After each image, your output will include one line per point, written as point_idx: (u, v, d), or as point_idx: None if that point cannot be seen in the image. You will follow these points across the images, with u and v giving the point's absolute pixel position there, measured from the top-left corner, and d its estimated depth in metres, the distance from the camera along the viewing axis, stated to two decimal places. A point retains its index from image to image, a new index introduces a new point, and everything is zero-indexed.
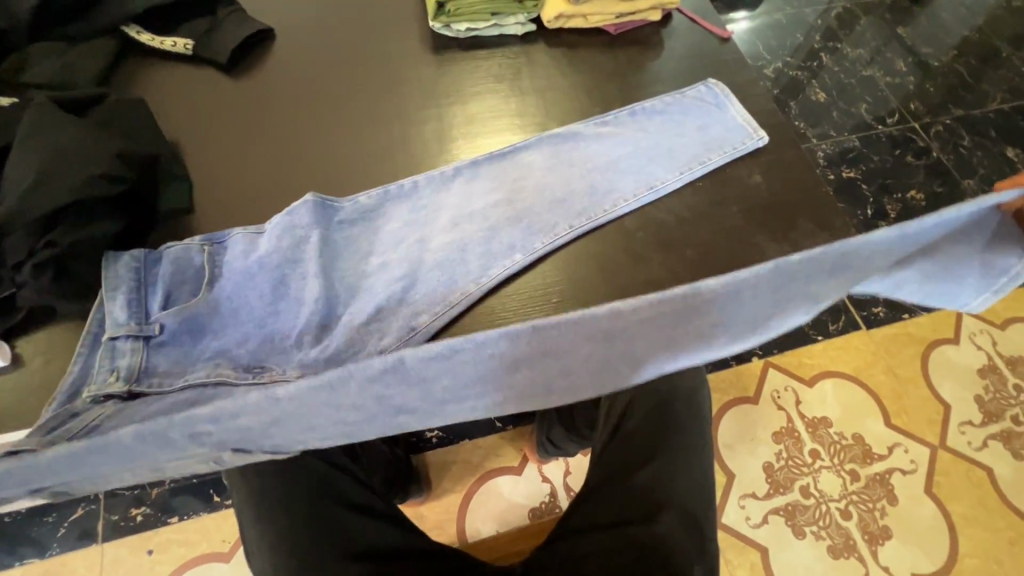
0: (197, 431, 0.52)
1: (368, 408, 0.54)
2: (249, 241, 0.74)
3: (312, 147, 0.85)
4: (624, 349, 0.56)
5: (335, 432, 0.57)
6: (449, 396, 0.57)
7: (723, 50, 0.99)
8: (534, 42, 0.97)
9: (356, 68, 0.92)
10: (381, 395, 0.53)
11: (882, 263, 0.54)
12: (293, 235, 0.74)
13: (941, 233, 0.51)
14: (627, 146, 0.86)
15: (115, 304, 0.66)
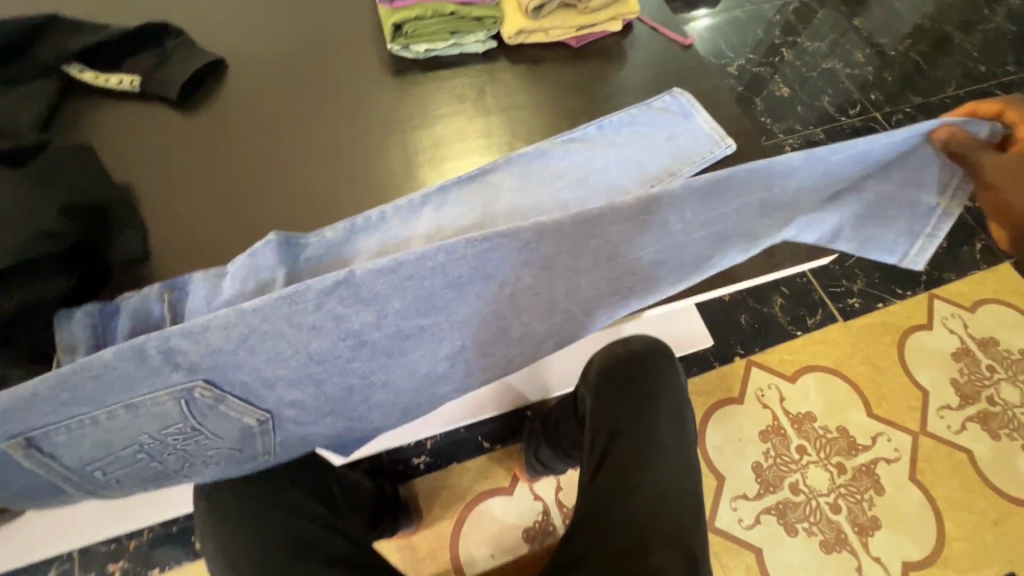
0: (173, 349, 0.58)
1: (325, 331, 0.61)
2: (210, 286, 0.69)
3: (275, 184, 0.82)
4: (579, 270, 0.67)
5: (299, 364, 0.63)
6: (408, 326, 0.64)
7: (686, 58, 0.99)
8: (497, 59, 0.95)
9: (314, 97, 0.89)
10: (341, 316, 0.61)
11: (814, 200, 0.66)
12: (257, 279, 0.67)
13: (862, 167, 0.63)
14: (599, 160, 0.84)
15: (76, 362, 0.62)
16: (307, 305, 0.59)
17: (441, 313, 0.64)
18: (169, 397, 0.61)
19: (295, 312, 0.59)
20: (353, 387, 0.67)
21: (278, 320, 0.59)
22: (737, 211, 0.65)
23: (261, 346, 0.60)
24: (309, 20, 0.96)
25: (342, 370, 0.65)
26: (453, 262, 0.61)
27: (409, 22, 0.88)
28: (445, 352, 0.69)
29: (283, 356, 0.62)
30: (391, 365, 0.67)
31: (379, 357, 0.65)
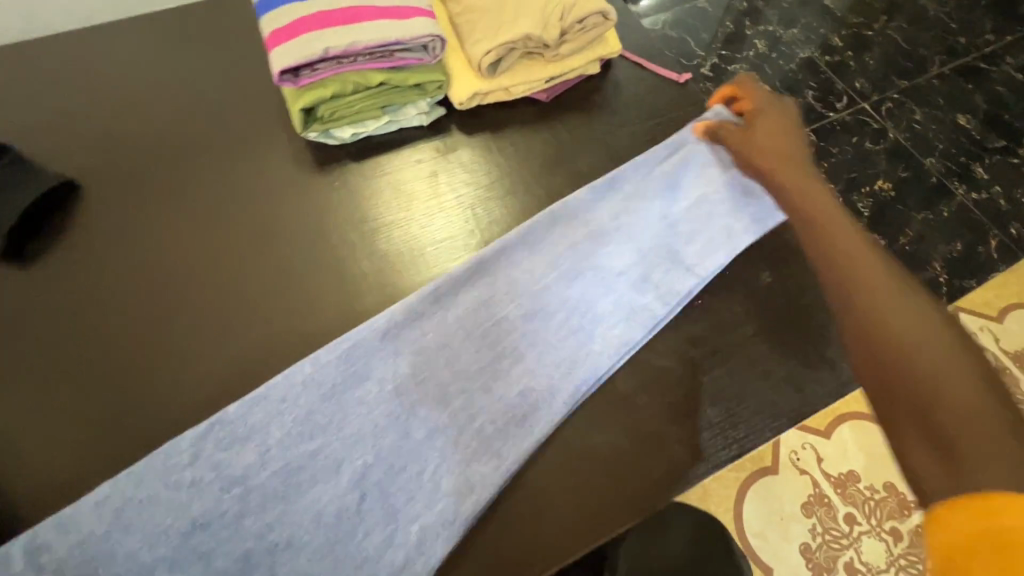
0: (38, 546, 0.49)
1: (206, 486, 0.53)
2: (62, 534, 0.49)
3: (164, 357, 0.58)
4: (477, 346, 0.61)
5: (177, 541, 0.51)
6: (304, 462, 0.55)
7: (683, 100, 0.79)
8: (448, 131, 0.74)
9: (210, 218, 0.66)
10: (220, 462, 0.54)
11: (652, 207, 0.70)
12: (126, 487, 0.51)
13: (664, 174, 0.71)
14: (552, 243, 0.67)
15: None
16: (183, 456, 0.53)
17: (328, 430, 0.57)
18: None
19: (171, 467, 0.53)
20: (250, 556, 0.51)
21: (152, 482, 0.52)
22: (574, 253, 0.67)
23: (138, 521, 0.51)
24: (194, 107, 0.72)
25: (234, 532, 0.52)
26: (322, 369, 0.58)
27: (324, 104, 0.66)
28: (347, 478, 0.55)
29: (164, 530, 0.51)
30: (286, 514, 0.53)
31: (269, 506, 0.53)
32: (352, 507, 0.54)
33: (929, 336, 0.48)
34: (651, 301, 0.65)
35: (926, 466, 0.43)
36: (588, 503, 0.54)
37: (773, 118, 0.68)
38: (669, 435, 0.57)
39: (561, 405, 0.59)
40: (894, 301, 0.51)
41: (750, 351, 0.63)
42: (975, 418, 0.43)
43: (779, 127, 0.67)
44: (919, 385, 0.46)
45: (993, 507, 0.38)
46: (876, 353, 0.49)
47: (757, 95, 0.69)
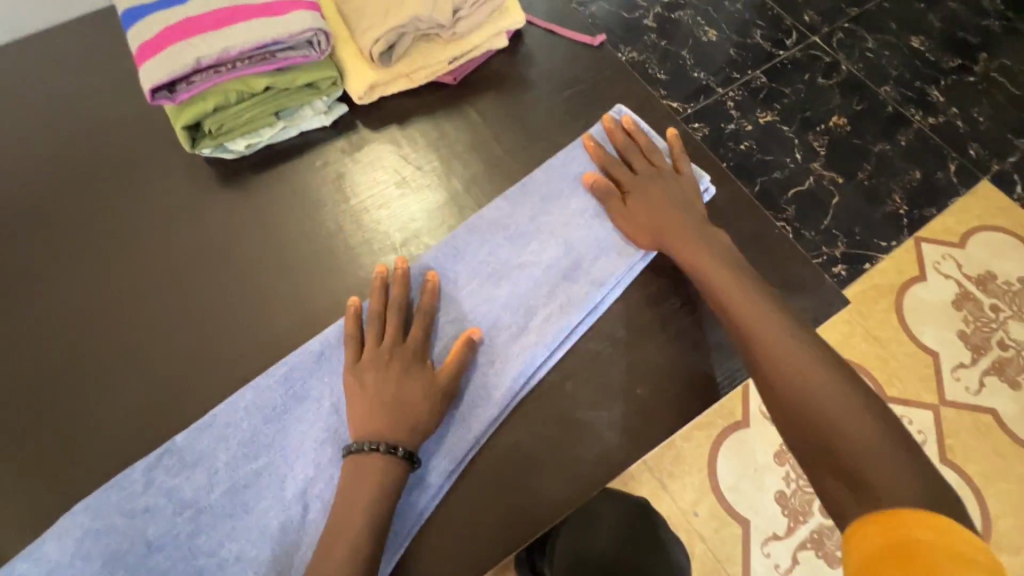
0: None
1: (159, 510, 0.50)
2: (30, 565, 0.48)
3: (78, 404, 0.56)
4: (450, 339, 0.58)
5: (133, 564, 0.49)
6: (246, 482, 0.51)
7: (598, 64, 0.75)
8: (354, 128, 0.70)
9: (108, 253, 0.63)
10: (170, 488, 0.51)
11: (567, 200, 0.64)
12: (88, 519, 0.50)
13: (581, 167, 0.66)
14: (493, 235, 0.63)
15: None
16: (135, 484, 0.51)
17: (270, 449, 0.52)
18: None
19: (125, 496, 0.50)
20: (203, 570, 0.49)
21: (108, 512, 0.50)
22: (511, 244, 0.62)
23: (97, 547, 0.49)
24: (79, 135, 0.68)
25: (184, 551, 0.49)
26: (262, 393, 0.54)
27: (208, 118, 0.63)
28: (290, 492, 0.51)
29: (121, 554, 0.49)
30: (233, 531, 0.49)
31: (218, 524, 0.50)
32: (294, 520, 0.50)
33: (823, 380, 0.51)
34: (582, 289, 0.60)
35: (840, 496, 0.46)
36: (524, 494, 0.53)
37: (650, 174, 0.64)
38: (599, 420, 0.56)
39: (497, 400, 0.55)
40: (795, 359, 0.52)
41: (679, 324, 0.59)
42: (875, 444, 0.47)
43: (654, 184, 0.63)
44: (824, 428, 0.48)
45: (902, 521, 0.41)
46: (802, 413, 0.50)
47: (632, 153, 0.66)
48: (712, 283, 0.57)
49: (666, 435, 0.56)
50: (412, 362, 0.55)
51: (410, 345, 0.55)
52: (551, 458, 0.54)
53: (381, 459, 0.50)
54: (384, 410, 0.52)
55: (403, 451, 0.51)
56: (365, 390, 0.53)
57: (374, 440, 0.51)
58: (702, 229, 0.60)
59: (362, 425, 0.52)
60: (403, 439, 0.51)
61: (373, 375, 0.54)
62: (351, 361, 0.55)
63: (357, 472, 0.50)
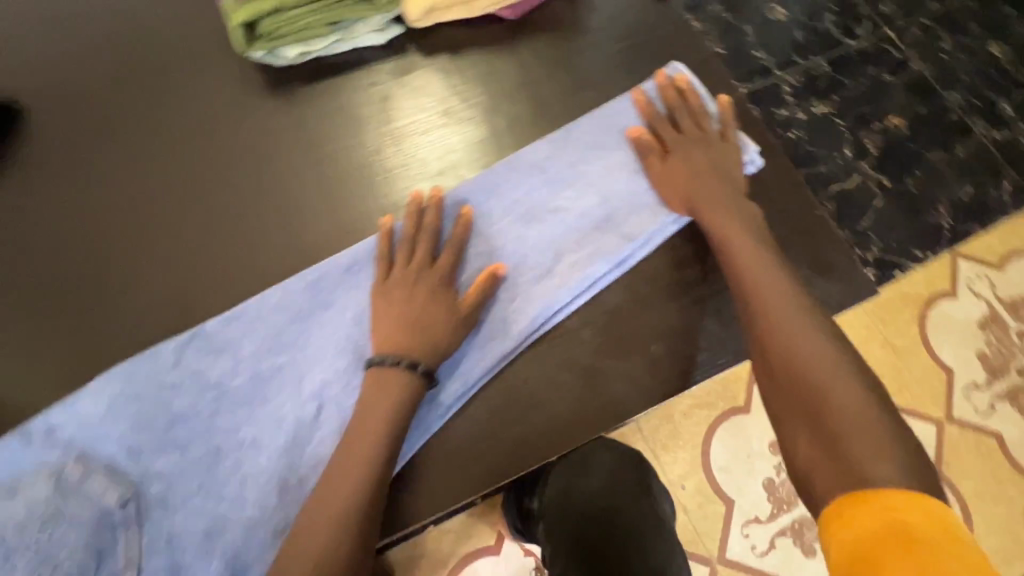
0: (51, 427, 0.49)
1: (186, 387, 0.52)
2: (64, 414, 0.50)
3: (115, 283, 0.59)
4: (472, 272, 0.58)
5: (156, 431, 0.50)
6: (268, 375, 0.53)
7: (661, 17, 0.72)
8: (404, 52, 0.69)
9: (153, 143, 0.64)
10: (197, 368, 0.52)
11: (610, 151, 0.64)
12: (119, 383, 0.51)
13: (629, 120, 0.65)
14: (532, 176, 0.62)
15: None
16: (165, 359, 0.52)
17: (294, 348, 0.54)
18: (43, 479, 0.46)
19: (155, 369, 0.52)
20: (220, 449, 0.50)
21: (139, 381, 0.51)
22: (548, 188, 0.62)
23: (126, 410, 0.50)
24: (135, 24, 0.68)
25: (204, 428, 0.51)
26: (289, 295, 0.55)
27: (266, 18, 0.63)
28: (308, 390, 0.53)
29: (146, 422, 0.50)
30: (252, 417, 0.51)
31: (238, 410, 0.52)
32: (309, 417, 0.52)
33: (823, 355, 0.49)
34: (613, 241, 0.60)
35: (815, 469, 0.46)
36: (526, 428, 0.54)
37: (695, 137, 0.62)
38: (610, 369, 0.56)
39: (513, 335, 0.56)
40: (800, 335, 0.50)
41: (702, 291, 0.59)
42: (862, 419, 0.46)
43: (694, 149, 0.61)
44: (813, 394, 0.48)
45: (891, 503, 0.41)
46: (796, 386, 0.49)
47: (680, 113, 0.63)
48: (732, 250, 0.56)
49: (672, 394, 0.57)
50: (439, 287, 0.56)
51: (438, 271, 0.56)
52: (557, 399, 0.55)
53: (401, 374, 0.51)
54: (408, 328, 0.54)
55: (422, 368, 0.52)
56: (390, 306, 0.55)
57: (395, 355, 0.52)
58: (738, 198, 0.59)
59: (385, 340, 0.53)
60: (424, 357, 0.53)
61: (400, 294, 0.55)
62: (380, 278, 0.56)
63: (378, 383, 0.51)
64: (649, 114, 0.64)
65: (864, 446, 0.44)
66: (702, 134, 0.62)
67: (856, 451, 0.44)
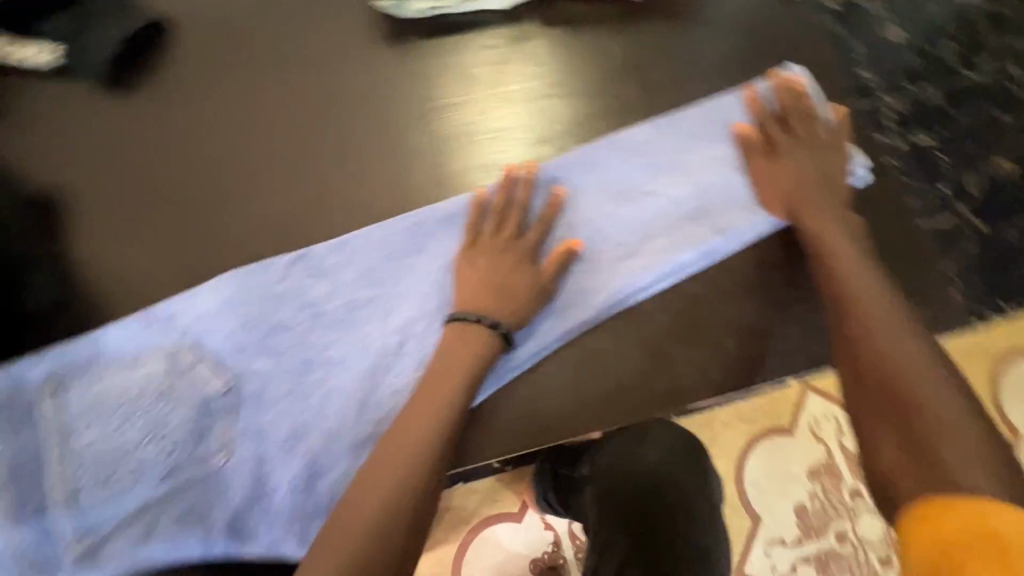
0: (170, 313, 0.54)
1: (290, 300, 0.56)
2: (182, 304, 0.54)
3: (232, 198, 0.63)
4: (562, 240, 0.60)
5: (259, 335, 0.54)
6: (362, 303, 0.56)
7: (784, 19, 0.71)
8: (524, 20, 0.71)
9: (281, 74, 0.68)
10: (302, 285, 0.56)
11: (715, 144, 0.64)
12: (234, 286, 0.55)
13: (739, 116, 0.65)
14: (633, 156, 0.63)
15: (29, 358, 0.51)
16: (275, 272, 0.56)
17: (388, 283, 0.57)
18: (159, 357, 0.52)
19: (266, 279, 0.56)
20: (312, 362, 0.54)
21: (250, 287, 0.55)
22: (647, 170, 0.63)
23: (236, 311, 0.55)
24: None
25: (300, 340, 0.54)
26: (391, 233, 0.59)
27: None
28: (396, 323, 0.56)
29: (252, 325, 0.54)
30: (343, 339, 0.55)
31: (333, 329, 0.55)
32: (394, 348, 0.55)
33: (917, 359, 0.47)
34: (703, 232, 0.60)
35: (898, 472, 0.43)
36: (592, 395, 0.56)
37: (803, 142, 0.62)
38: (680, 354, 0.57)
39: (593, 306, 0.58)
40: (891, 337, 0.48)
41: (785, 295, 0.59)
42: (958, 427, 0.43)
43: (799, 155, 0.61)
44: (899, 395, 0.45)
45: (985, 511, 0.37)
46: (882, 386, 0.46)
47: (792, 117, 0.63)
48: (828, 256, 0.55)
49: (740, 390, 0.58)
50: (520, 258, 0.58)
51: (523, 244, 0.58)
52: (626, 374, 0.57)
53: (481, 330, 0.55)
54: (490, 291, 0.56)
55: (501, 329, 0.55)
56: (473, 271, 0.57)
57: (477, 314, 0.55)
58: (840, 208, 0.58)
59: (467, 299, 0.56)
60: (505, 320, 0.56)
61: (485, 260, 0.58)
62: (466, 245, 0.59)
63: (462, 336, 0.55)
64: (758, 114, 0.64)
65: (958, 453, 0.41)
66: (810, 140, 0.62)
67: (947, 456, 0.42)
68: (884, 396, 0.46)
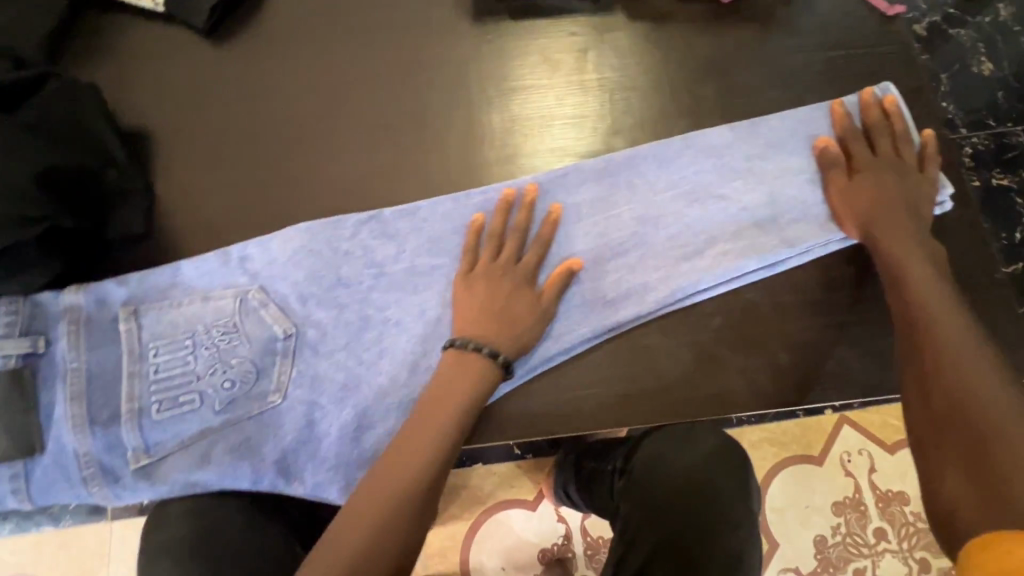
0: (246, 256, 0.56)
1: (355, 258, 0.57)
2: (259, 249, 0.56)
3: (306, 155, 0.65)
4: (625, 233, 0.60)
5: (323, 287, 0.56)
6: (422, 270, 0.58)
7: (879, 37, 0.68)
8: (610, 11, 0.70)
9: (366, 39, 0.69)
10: (368, 245, 0.58)
11: (793, 155, 0.62)
12: (306, 239, 0.57)
13: (820, 130, 0.63)
14: (706, 158, 0.62)
15: (112, 281, 0.53)
16: (345, 230, 0.58)
17: (449, 254, 0.58)
18: (230, 295, 0.54)
19: (336, 235, 0.58)
20: (369, 320, 0.55)
21: (320, 241, 0.57)
22: (719, 174, 0.62)
23: (305, 262, 0.56)
24: None
25: (361, 298, 0.56)
26: (458, 207, 0.60)
27: None
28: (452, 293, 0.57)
29: (317, 277, 0.56)
30: (401, 302, 0.56)
31: (393, 291, 0.57)
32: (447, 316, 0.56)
33: (997, 391, 0.45)
34: (771, 242, 0.59)
35: (965, 502, 0.43)
36: (636, 389, 0.56)
37: (888, 161, 0.59)
38: (731, 362, 0.57)
39: (649, 302, 0.57)
40: (972, 367, 0.47)
41: (844, 316, 0.58)
42: None
43: (885, 175, 0.58)
44: (974, 428, 0.45)
45: None
46: (952, 418, 0.46)
47: (880, 133, 0.61)
48: (907, 281, 0.53)
49: (786, 405, 0.57)
50: (522, 283, 0.55)
51: (522, 268, 0.56)
52: (673, 375, 0.56)
53: (479, 359, 0.52)
54: (490, 318, 0.53)
55: (502, 359, 0.52)
56: (471, 297, 0.54)
57: (474, 341, 0.52)
58: (921, 233, 0.56)
59: (466, 324, 0.53)
60: (504, 349, 0.53)
61: (483, 286, 0.55)
62: (464, 270, 0.56)
63: (455, 365, 0.52)
64: (842, 128, 0.62)
65: None
66: (895, 160, 0.59)
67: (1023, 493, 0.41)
68: (956, 427, 0.45)
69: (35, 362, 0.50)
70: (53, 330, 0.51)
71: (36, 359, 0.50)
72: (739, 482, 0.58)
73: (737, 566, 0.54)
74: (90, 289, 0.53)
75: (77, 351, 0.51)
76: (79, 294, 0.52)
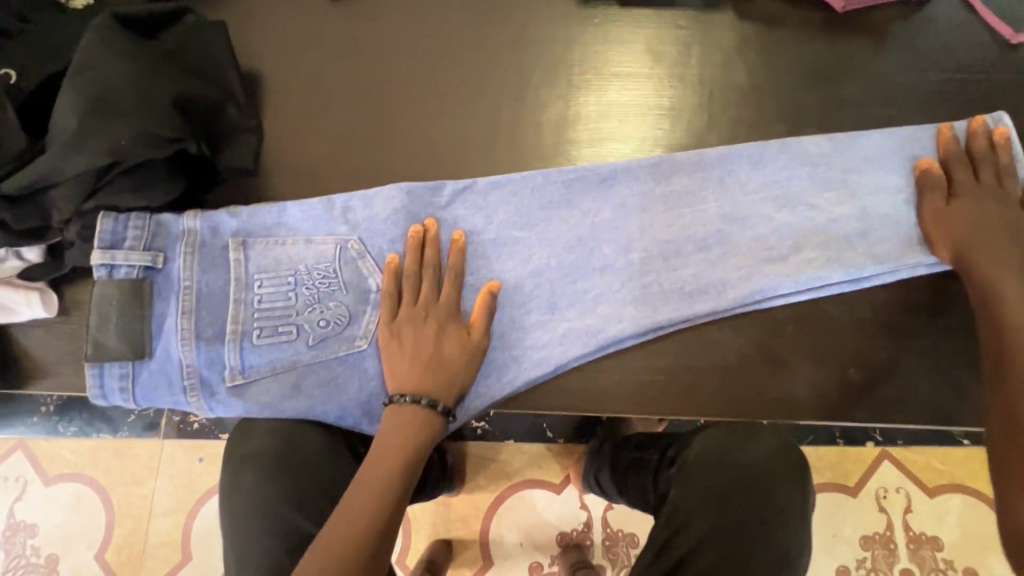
0: (348, 207, 0.59)
1: (447, 220, 0.59)
2: (360, 200, 0.59)
3: (406, 115, 0.67)
4: (711, 232, 0.60)
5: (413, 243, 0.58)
6: (506, 239, 0.59)
7: (997, 65, 0.66)
8: (720, 7, 0.69)
9: (475, 8, 0.70)
10: (459, 212, 0.60)
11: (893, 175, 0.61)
12: (403, 197, 0.59)
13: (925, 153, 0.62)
14: (802, 167, 0.62)
15: (225, 211, 0.57)
16: (440, 193, 0.60)
17: (535, 228, 0.60)
18: (331, 243, 0.57)
19: (431, 196, 0.60)
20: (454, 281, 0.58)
21: (416, 200, 0.59)
22: (815, 185, 0.61)
23: (399, 218, 0.59)
24: None
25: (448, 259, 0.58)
26: (549, 184, 0.61)
27: None
28: (534, 265, 0.59)
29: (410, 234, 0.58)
30: (485, 268, 0.58)
31: (478, 257, 0.59)
32: (527, 287, 0.58)
33: None
34: (858, 259, 0.58)
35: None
36: (703, 384, 0.57)
37: (993, 192, 0.57)
38: (799, 371, 0.57)
39: (726, 301, 0.58)
40: None
41: (923, 342, 0.58)
42: None
43: (990, 206, 0.57)
44: None
45: None
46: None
47: (988, 161, 0.59)
48: (998, 315, 0.52)
49: (851, 420, 0.57)
50: (448, 324, 0.54)
51: (445, 306, 0.54)
52: (740, 375, 0.57)
53: (418, 410, 0.51)
54: (424, 369, 0.52)
55: (441, 408, 0.51)
56: (402, 348, 0.53)
57: (410, 393, 0.51)
58: None
59: (401, 377, 0.52)
60: (443, 397, 0.52)
61: (410, 333, 0.53)
62: (388, 316, 0.54)
63: (398, 417, 0.51)
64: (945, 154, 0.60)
65: None
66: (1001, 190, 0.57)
67: None
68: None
69: (152, 275, 0.54)
70: (170, 249, 0.55)
71: (154, 273, 0.54)
72: (796, 484, 0.59)
73: (787, 561, 0.55)
74: (207, 216, 0.56)
75: (190, 272, 0.55)
76: (196, 221, 0.56)
